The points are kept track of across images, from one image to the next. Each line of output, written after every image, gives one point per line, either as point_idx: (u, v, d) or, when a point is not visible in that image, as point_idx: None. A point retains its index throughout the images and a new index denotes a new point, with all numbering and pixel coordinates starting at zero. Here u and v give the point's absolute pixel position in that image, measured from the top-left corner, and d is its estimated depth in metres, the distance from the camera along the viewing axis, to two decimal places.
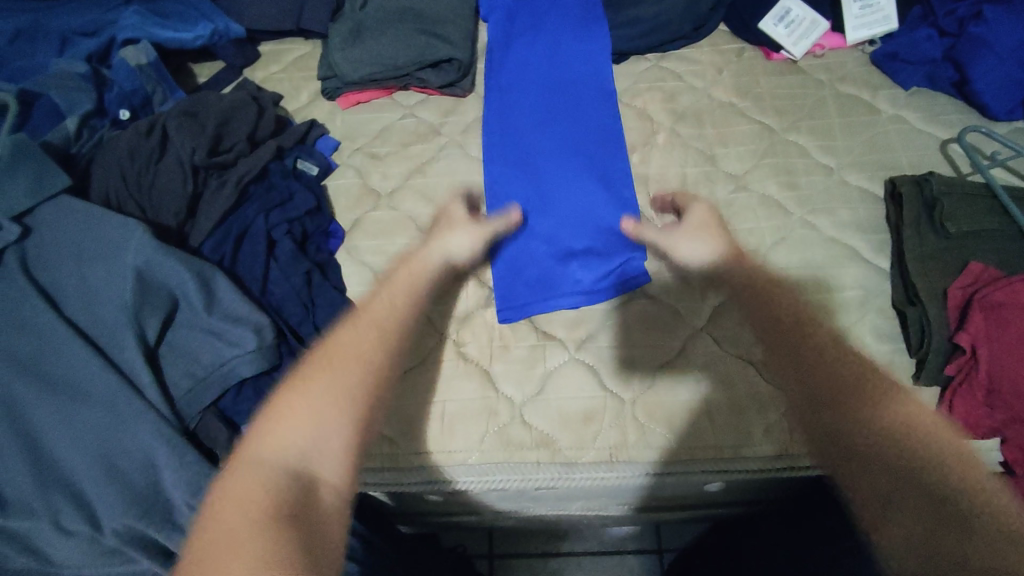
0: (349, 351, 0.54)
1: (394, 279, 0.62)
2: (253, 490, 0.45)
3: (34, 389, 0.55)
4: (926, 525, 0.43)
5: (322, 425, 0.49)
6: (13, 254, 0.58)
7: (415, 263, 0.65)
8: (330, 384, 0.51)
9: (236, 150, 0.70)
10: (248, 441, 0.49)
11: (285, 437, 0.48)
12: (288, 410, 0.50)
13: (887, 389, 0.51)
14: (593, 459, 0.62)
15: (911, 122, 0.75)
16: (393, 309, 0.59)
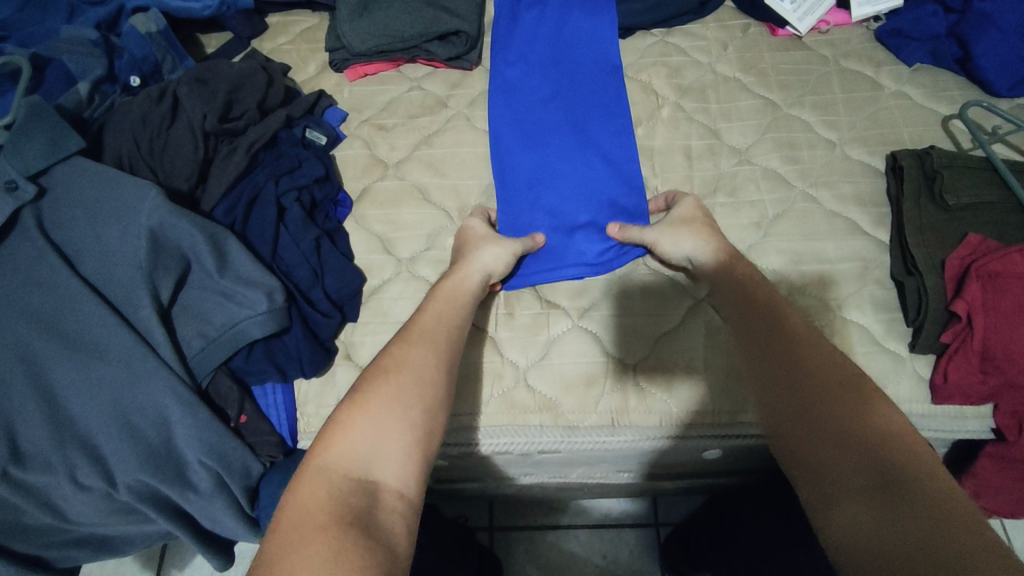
0: (407, 362, 0.54)
1: (441, 291, 0.61)
2: (323, 496, 0.44)
3: (51, 344, 0.57)
4: (885, 508, 0.40)
5: (390, 433, 0.49)
6: (29, 214, 0.59)
7: (459, 276, 0.63)
8: (390, 395, 0.51)
9: (246, 117, 0.71)
10: (313, 448, 0.48)
11: (353, 443, 0.48)
12: (353, 417, 0.49)
13: (867, 389, 0.48)
14: (595, 423, 0.63)
15: (913, 98, 0.76)
16: (446, 318, 0.59)
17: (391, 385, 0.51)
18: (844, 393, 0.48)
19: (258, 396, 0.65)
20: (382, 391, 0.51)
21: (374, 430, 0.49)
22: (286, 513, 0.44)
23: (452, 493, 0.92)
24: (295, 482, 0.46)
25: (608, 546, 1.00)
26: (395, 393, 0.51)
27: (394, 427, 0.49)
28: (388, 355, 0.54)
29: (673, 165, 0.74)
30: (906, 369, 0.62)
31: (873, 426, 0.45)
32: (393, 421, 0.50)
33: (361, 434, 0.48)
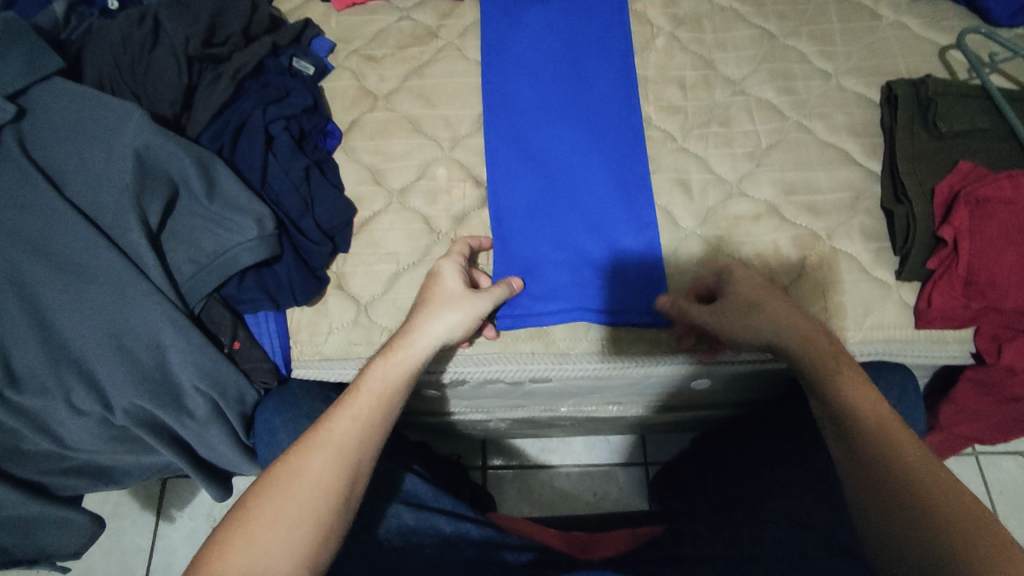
0: (314, 461, 0.50)
1: (366, 376, 0.55)
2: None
3: (41, 266, 0.57)
4: (927, 534, 0.43)
5: (275, 545, 0.46)
6: (10, 134, 0.58)
7: (389, 356, 0.56)
8: (279, 514, 0.47)
9: (231, 44, 0.69)
10: (201, 554, 0.46)
11: (231, 556, 0.45)
12: (231, 542, 0.46)
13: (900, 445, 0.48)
14: (585, 349, 0.64)
15: (911, 29, 0.75)
16: (360, 410, 0.53)
17: (284, 494, 0.48)
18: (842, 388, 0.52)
19: (251, 325, 0.65)
20: (272, 504, 0.48)
21: (254, 546, 0.46)
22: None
23: (445, 431, 0.93)
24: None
25: (598, 484, 1.02)
26: (283, 503, 0.48)
27: (273, 548, 0.46)
28: (284, 462, 0.50)
29: (668, 96, 0.73)
30: (892, 295, 0.63)
31: (891, 444, 0.48)
32: (276, 539, 0.46)
33: (243, 548, 0.46)
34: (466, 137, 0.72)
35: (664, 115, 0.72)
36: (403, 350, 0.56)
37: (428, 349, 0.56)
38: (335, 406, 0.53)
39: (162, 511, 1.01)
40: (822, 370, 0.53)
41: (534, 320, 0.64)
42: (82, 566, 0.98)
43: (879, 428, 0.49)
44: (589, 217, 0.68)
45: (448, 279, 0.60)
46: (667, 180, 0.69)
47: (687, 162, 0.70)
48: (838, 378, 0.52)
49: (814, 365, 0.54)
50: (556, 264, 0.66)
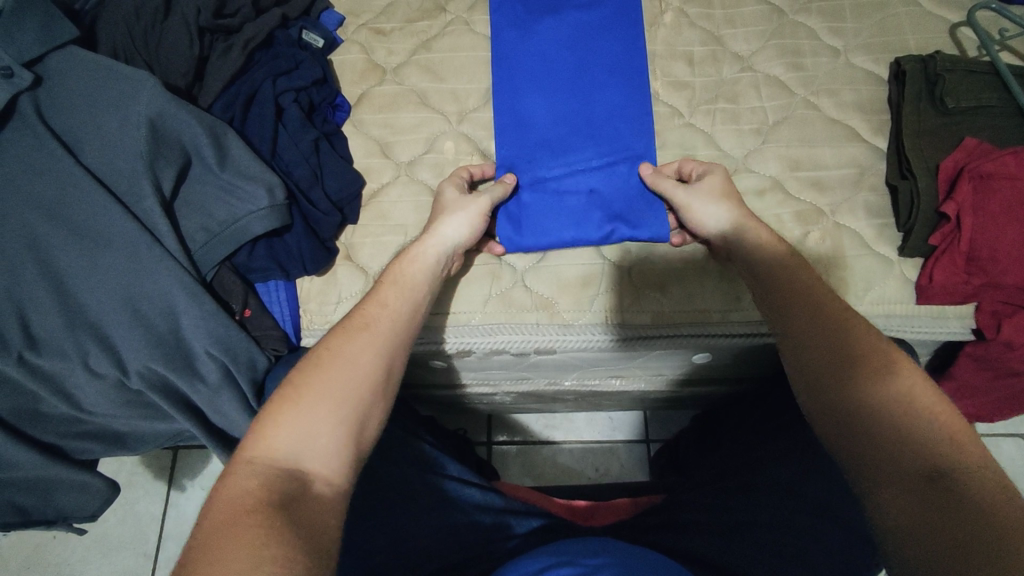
0: (361, 355, 0.50)
1: (391, 276, 0.57)
2: (252, 488, 0.42)
3: (57, 231, 0.58)
4: (939, 480, 0.43)
5: (325, 414, 0.47)
6: (27, 101, 0.60)
7: (410, 258, 0.58)
8: (325, 394, 0.47)
9: (241, 15, 0.70)
10: (244, 443, 0.46)
11: (283, 441, 0.45)
12: (283, 413, 0.46)
13: (873, 351, 0.50)
14: (588, 320, 0.65)
15: (923, 5, 0.74)
16: (396, 305, 0.55)
17: (331, 375, 0.48)
18: (846, 358, 0.50)
19: (261, 294, 0.67)
20: (320, 384, 0.48)
21: (307, 429, 0.46)
22: (212, 510, 0.41)
23: (451, 404, 0.94)
24: (223, 476, 0.43)
25: (599, 460, 1.04)
26: (331, 382, 0.48)
27: (327, 421, 0.46)
28: (325, 344, 0.51)
29: (676, 71, 0.73)
30: (893, 271, 0.64)
31: (902, 403, 0.47)
32: (327, 417, 0.47)
33: (291, 429, 0.45)
34: (473, 111, 0.73)
35: (671, 90, 0.72)
36: (430, 259, 0.58)
37: (439, 254, 0.59)
38: (369, 301, 0.55)
39: (174, 482, 1.04)
40: (837, 342, 0.51)
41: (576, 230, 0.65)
42: (97, 532, 1.01)
43: (884, 393, 0.48)
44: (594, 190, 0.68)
45: (489, 205, 0.63)
46: (673, 156, 0.69)
47: (694, 138, 0.70)
48: (853, 350, 0.50)
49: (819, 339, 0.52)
50: (561, 230, 0.66)
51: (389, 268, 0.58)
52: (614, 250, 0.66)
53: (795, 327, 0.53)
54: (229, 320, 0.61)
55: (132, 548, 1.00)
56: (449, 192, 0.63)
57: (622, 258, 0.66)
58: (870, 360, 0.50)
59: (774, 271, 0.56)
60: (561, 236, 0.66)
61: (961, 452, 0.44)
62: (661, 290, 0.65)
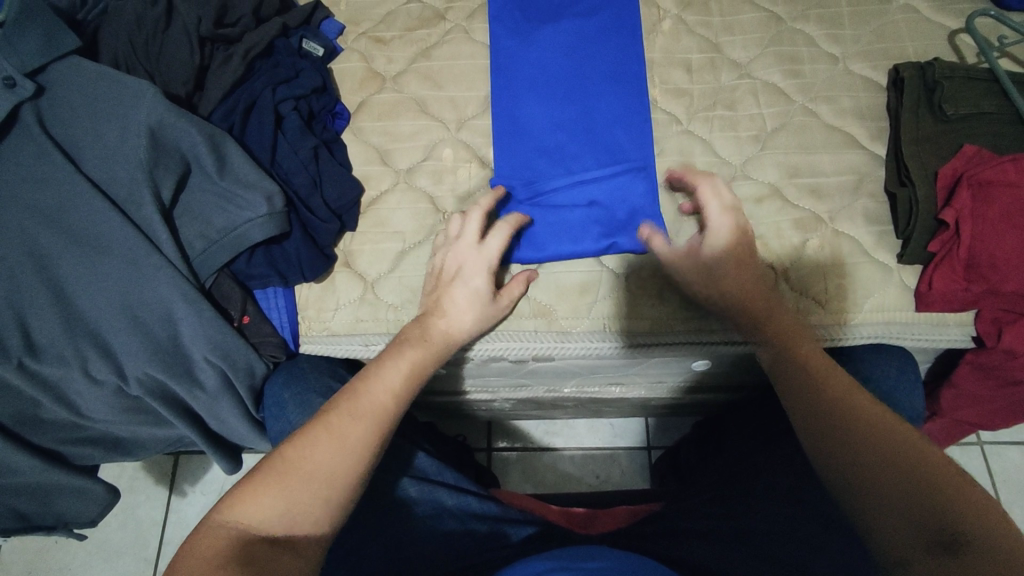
0: (351, 429, 0.52)
1: (403, 345, 0.58)
2: (220, 547, 0.45)
3: (58, 239, 0.59)
4: (935, 523, 0.42)
5: (304, 485, 0.49)
6: (29, 111, 0.60)
7: (422, 327, 0.59)
8: (310, 468, 0.50)
9: (242, 24, 0.71)
10: (224, 499, 0.49)
11: (259, 506, 0.48)
12: (266, 481, 0.49)
13: (850, 396, 0.50)
14: (586, 328, 0.65)
15: (921, 12, 0.74)
16: (395, 380, 0.56)
17: (319, 451, 0.50)
18: (832, 403, 0.50)
19: (260, 300, 0.67)
20: (306, 464, 0.50)
21: (282, 497, 0.48)
22: (182, 564, 0.44)
23: (451, 410, 0.94)
24: (201, 527, 0.47)
25: (600, 467, 1.04)
26: (315, 464, 0.50)
27: (307, 499, 0.49)
28: (323, 416, 0.53)
29: (674, 78, 0.73)
30: (893, 278, 0.64)
31: (884, 448, 0.47)
32: (307, 496, 0.49)
33: (274, 501, 0.48)
34: (472, 118, 0.73)
35: (669, 97, 0.72)
36: (434, 331, 0.59)
37: (447, 332, 0.59)
38: (369, 371, 0.56)
39: (175, 487, 1.04)
40: (816, 388, 0.52)
41: (577, 245, 0.65)
42: (99, 537, 1.01)
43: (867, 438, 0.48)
44: (592, 198, 0.68)
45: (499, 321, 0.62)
46: (671, 162, 0.69)
47: (692, 145, 0.70)
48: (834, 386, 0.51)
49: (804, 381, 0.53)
50: (557, 238, 0.66)
51: (402, 334, 0.59)
52: (615, 258, 0.66)
53: (788, 370, 0.54)
54: (227, 326, 0.62)
55: (133, 552, 1.00)
56: (478, 288, 0.60)
57: (621, 265, 0.66)
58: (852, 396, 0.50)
59: (754, 321, 0.58)
60: (558, 253, 0.65)
61: (960, 494, 0.43)
62: (659, 298, 0.65)
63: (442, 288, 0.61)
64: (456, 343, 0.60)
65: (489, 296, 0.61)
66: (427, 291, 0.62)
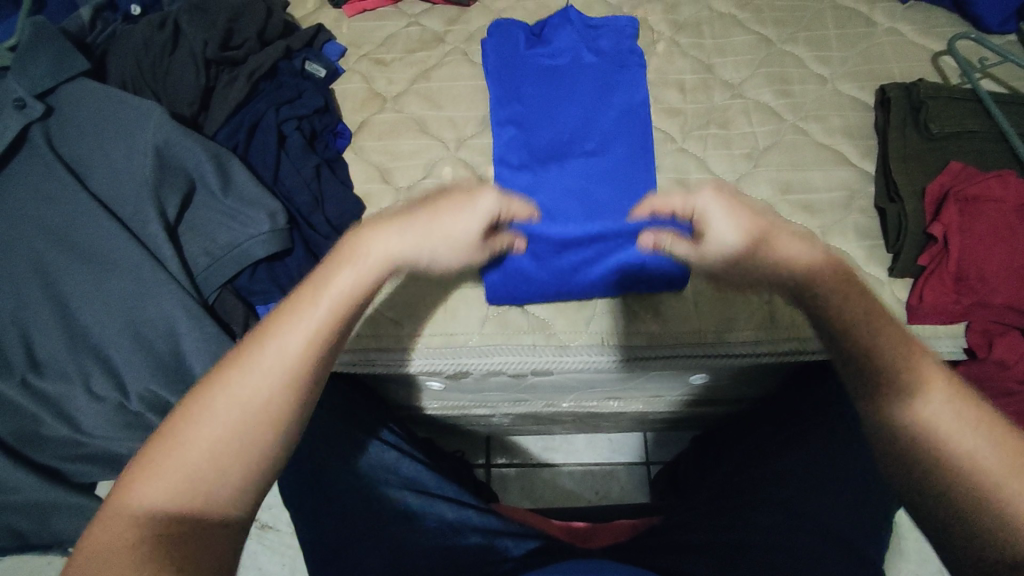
0: (271, 363, 0.39)
1: (327, 272, 0.43)
2: (119, 549, 0.33)
3: (64, 256, 0.60)
4: None
5: (221, 446, 0.37)
6: (38, 130, 0.62)
7: (358, 260, 0.44)
8: (225, 421, 0.37)
9: (247, 47, 0.73)
10: (117, 484, 0.36)
11: (165, 484, 0.36)
12: (174, 444, 0.37)
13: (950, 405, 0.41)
14: (584, 342, 0.66)
15: (905, 35, 0.77)
16: (322, 302, 0.41)
17: (235, 395, 0.38)
18: (934, 419, 0.40)
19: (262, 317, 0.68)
20: (220, 414, 0.37)
21: (198, 466, 0.36)
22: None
23: (450, 426, 0.95)
24: (92, 528, 0.35)
25: (599, 483, 1.03)
26: (223, 424, 0.37)
27: (227, 465, 0.37)
28: (231, 357, 0.39)
29: (668, 99, 0.75)
30: (885, 292, 0.65)
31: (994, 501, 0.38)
32: (228, 457, 0.37)
33: (180, 470, 0.36)
34: (471, 137, 0.74)
35: (664, 117, 0.74)
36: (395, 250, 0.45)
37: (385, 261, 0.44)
38: (300, 292, 0.42)
39: None
40: (899, 375, 0.42)
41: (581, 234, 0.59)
42: None
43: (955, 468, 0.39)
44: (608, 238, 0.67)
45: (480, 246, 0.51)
46: (666, 178, 0.71)
47: (687, 163, 0.72)
48: (911, 376, 0.42)
49: (892, 369, 0.43)
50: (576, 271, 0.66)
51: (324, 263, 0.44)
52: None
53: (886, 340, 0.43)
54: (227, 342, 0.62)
55: None
56: (484, 202, 0.48)
57: None
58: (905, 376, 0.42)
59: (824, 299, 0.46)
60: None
61: None
62: (658, 314, 0.66)
63: (434, 211, 0.47)
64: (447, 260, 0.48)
65: (478, 246, 0.50)
66: (411, 207, 0.47)
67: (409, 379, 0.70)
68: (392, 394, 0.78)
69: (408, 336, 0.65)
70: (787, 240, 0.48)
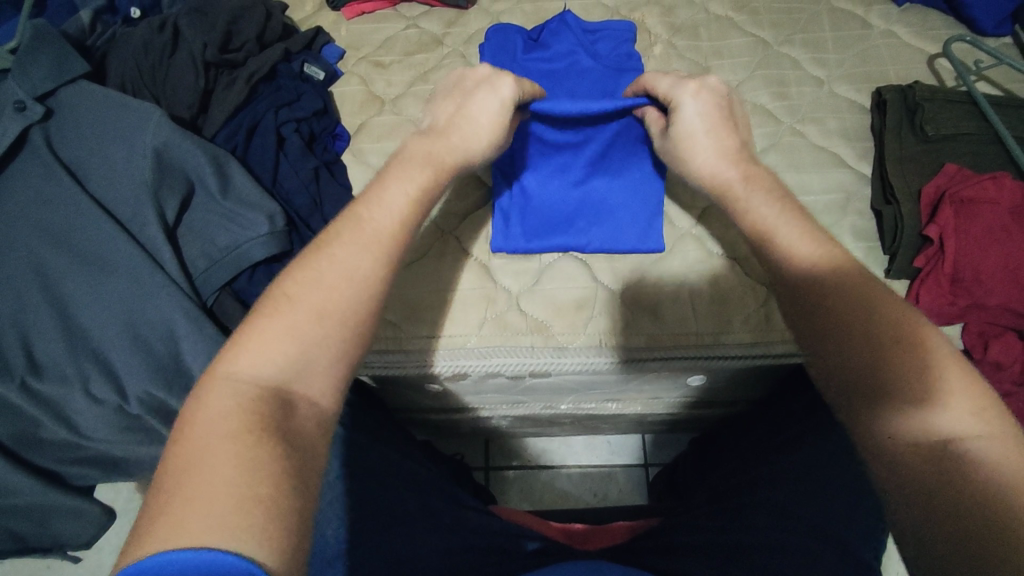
0: (362, 249, 0.44)
1: (391, 183, 0.49)
2: (230, 407, 0.36)
3: (64, 259, 0.60)
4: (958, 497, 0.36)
5: (316, 322, 0.41)
6: (38, 134, 0.62)
7: (410, 162, 0.51)
8: (321, 299, 0.41)
9: (246, 50, 0.73)
10: (219, 356, 0.39)
11: (272, 351, 0.39)
12: (273, 317, 0.41)
13: (880, 304, 0.44)
14: (583, 343, 0.66)
15: (901, 38, 0.77)
16: (399, 207, 0.48)
17: (331, 278, 0.42)
18: (867, 315, 0.43)
19: None
20: (321, 292, 0.42)
21: (300, 337, 0.40)
22: (185, 433, 0.35)
23: (448, 429, 0.95)
24: (197, 393, 0.37)
25: (597, 485, 1.04)
26: (328, 296, 0.42)
27: (333, 335, 0.41)
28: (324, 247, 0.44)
29: None
30: None
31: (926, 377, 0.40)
32: (330, 327, 0.41)
33: (287, 341, 0.40)
34: None
35: None
36: (435, 151, 0.53)
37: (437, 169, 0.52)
38: (367, 203, 0.48)
39: None
40: (839, 289, 0.45)
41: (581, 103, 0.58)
42: (92, 562, 1.00)
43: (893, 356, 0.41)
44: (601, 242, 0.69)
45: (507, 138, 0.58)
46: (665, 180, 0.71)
47: None
48: (865, 289, 0.45)
49: (829, 286, 0.45)
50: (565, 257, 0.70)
51: (385, 171, 0.51)
52: (609, 275, 0.68)
53: (821, 261, 0.47)
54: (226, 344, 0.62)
55: None
56: (504, 90, 0.55)
57: (614, 282, 0.68)
58: (897, 344, 0.42)
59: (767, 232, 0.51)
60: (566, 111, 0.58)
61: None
62: (655, 317, 0.66)
63: (454, 102, 0.56)
64: (473, 158, 0.55)
65: (506, 134, 0.57)
66: (439, 104, 0.57)
67: (408, 381, 0.71)
68: (390, 397, 0.78)
69: (407, 338, 0.65)
70: (793, 241, 0.49)
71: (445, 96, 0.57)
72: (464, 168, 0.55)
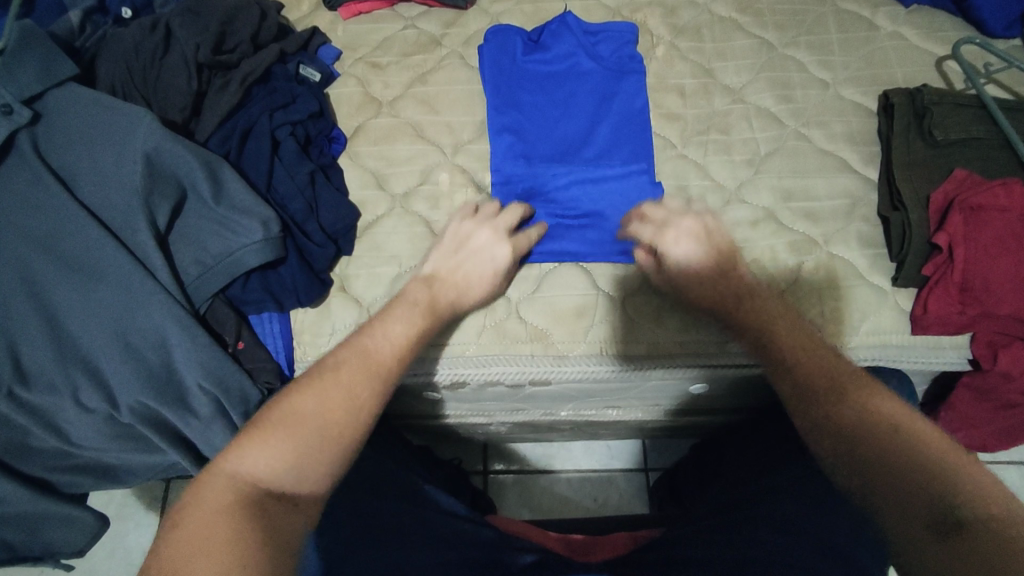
0: (360, 373, 0.51)
1: (393, 308, 0.57)
2: (226, 501, 0.42)
3: (52, 266, 0.58)
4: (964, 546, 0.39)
5: (314, 428, 0.47)
6: (25, 138, 0.60)
7: (418, 285, 0.59)
8: (317, 414, 0.48)
9: (240, 51, 0.71)
10: (228, 450, 0.46)
11: (267, 454, 0.45)
12: (277, 423, 0.47)
13: (855, 387, 0.50)
14: (583, 352, 0.64)
15: (908, 39, 0.76)
16: (399, 334, 0.55)
17: (330, 394, 0.49)
18: (843, 401, 0.49)
19: (255, 326, 0.67)
20: (320, 405, 0.48)
21: (295, 445, 0.46)
22: (184, 521, 0.42)
23: (447, 434, 0.94)
24: (199, 482, 0.44)
25: (597, 491, 1.02)
26: (324, 412, 0.48)
27: (325, 446, 0.47)
28: (330, 361, 0.51)
29: (668, 103, 0.74)
30: (887, 301, 0.64)
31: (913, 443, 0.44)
32: (322, 440, 0.47)
33: (283, 446, 0.46)
34: (468, 143, 0.73)
35: (664, 123, 0.73)
36: (439, 296, 0.60)
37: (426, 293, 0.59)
38: (373, 332, 0.54)
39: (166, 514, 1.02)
40: (820, 378, 0.51)
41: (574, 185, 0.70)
42: (86, 567, 0.99)
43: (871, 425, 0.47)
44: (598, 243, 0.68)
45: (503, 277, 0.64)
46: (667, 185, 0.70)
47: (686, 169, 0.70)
48: (853, 383, 0.50)
49: (808, 376, 0.52)
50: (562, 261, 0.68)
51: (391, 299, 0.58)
52: (609, 279, 0.67)
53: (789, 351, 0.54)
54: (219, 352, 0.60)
55: None
56: (501, 250, 0.63)
57: (615, 287, 0.66)
58: (883, 437, 0.45)
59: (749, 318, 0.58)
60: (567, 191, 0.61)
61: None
62: (657, 325, 0.65)
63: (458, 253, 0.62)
64: (459, 315, 0.62)
65: (500, 284, 0.64)
66: (439, 254, 0.62)
67: (406, 390, 0.69)
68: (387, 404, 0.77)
69: None
70: (778, 329, 0.56)
71: (445, 252, 0.63)
72: (457, 309, 0.62)
